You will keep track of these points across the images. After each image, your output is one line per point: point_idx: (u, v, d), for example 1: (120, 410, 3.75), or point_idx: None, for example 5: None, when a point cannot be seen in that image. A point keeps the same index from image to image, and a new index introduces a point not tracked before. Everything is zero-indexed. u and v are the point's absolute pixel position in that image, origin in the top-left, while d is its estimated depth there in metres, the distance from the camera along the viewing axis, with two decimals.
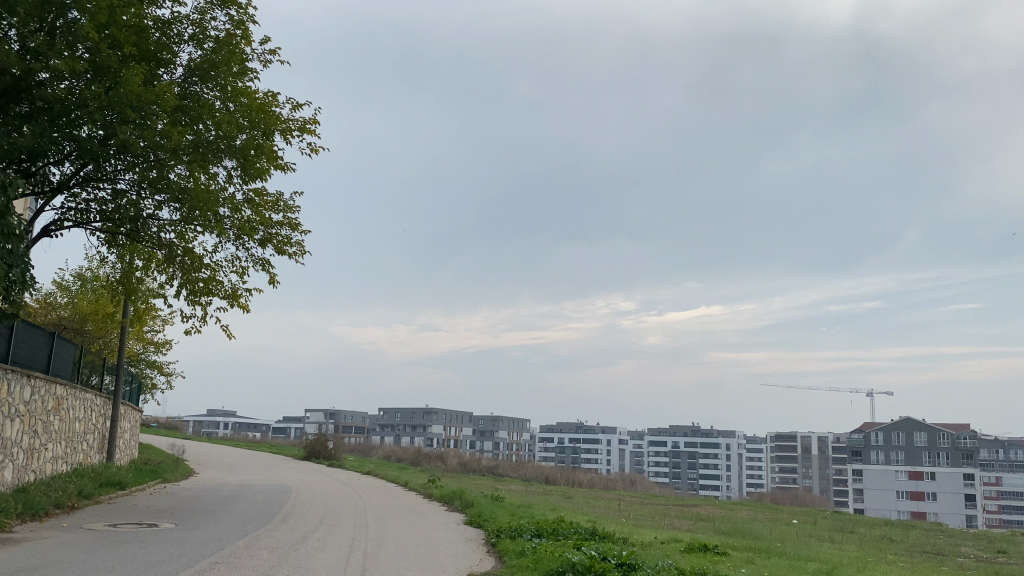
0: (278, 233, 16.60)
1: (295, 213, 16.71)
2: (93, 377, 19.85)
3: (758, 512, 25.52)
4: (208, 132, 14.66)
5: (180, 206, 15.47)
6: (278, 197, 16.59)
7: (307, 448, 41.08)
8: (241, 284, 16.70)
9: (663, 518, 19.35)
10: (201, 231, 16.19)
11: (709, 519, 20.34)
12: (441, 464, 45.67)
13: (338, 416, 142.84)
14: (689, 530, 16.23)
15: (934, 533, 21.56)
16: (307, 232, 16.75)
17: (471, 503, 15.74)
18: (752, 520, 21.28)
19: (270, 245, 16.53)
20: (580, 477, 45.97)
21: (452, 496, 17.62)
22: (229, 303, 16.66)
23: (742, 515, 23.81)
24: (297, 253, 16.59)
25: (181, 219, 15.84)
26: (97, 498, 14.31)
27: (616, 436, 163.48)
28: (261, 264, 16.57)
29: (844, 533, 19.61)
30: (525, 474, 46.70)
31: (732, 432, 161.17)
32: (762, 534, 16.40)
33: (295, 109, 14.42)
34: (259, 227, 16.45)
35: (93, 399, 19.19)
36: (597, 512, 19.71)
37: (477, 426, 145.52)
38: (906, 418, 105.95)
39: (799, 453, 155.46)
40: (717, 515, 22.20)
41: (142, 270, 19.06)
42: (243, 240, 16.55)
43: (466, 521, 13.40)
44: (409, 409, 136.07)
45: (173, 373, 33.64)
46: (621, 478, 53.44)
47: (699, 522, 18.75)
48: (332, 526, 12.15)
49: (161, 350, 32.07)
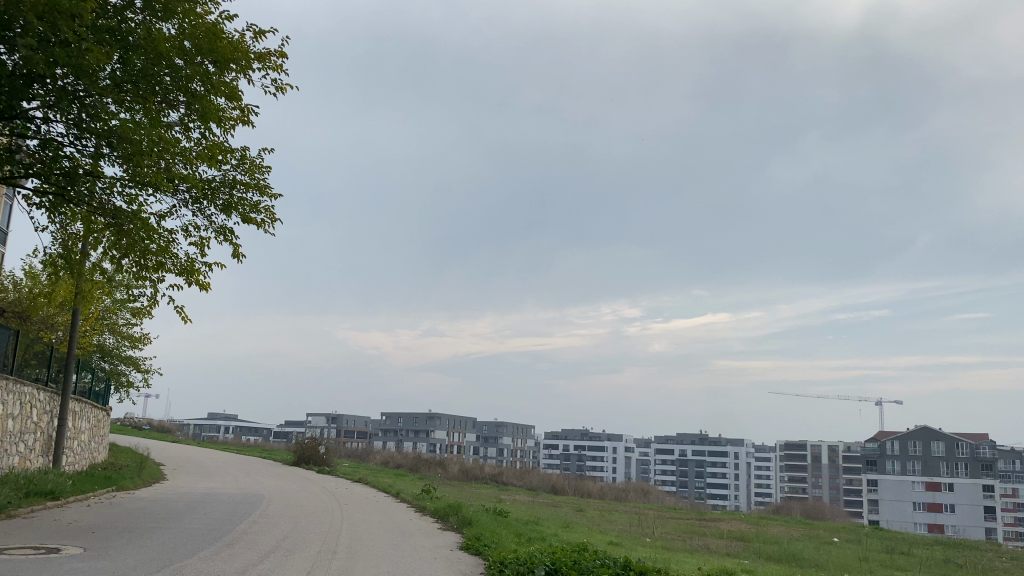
0: (244, 197, 14.06)
1: (264, 173, 14.17)
2: (39, 368, 17.29)
3: (791, 528, 22.87)
4: (153, 63, 12.14)
5: (124, 159, 12.96)
6: (243, 151, 14.00)
7: (297, 453, 38.46)
8: (200, 259, 14.12)
9: (696, 538, 16.66)
10: (153, 191, 13.65)
11: (746, 539, 17.69)
12: (441, 471, 43.11)
13: (340, 421, 140.13)
14: (731, 555, 13.63)
15: (998, 555, 18.86)
16: (279, 196, 14.23)
17: (470, 519, 13.13)
18: (792, 540, 18.64)
19: (236, 212, 13.99)
20: (589, 486, 43.30)
21: (447, 510, 15.00)
22: (187, 282, 14.08)
23: (776, 532, 21.16)
24: (266, 222, 14.09)
25: (128, 176, 13.33)
26: (13, 512, 11.70)
27: (622, 443, 160.53)
28: (222, 234, 14.02)
29: (900, 555, 16.98)
30: (530, 483, 44.02)
31: (740, 441, 158.12)
32: (820, 563, 13.70)
33: (258, 36, 11.92)
34: (222, 190, 13.89)
35: (35, 394, 16.71)
36: (617, 530, 17.08)
37: (482, 432, 143.10)
38: (923, 426, 103.22)
39: (809, 462, 152.45)
40: (751, 533, 19.58)
41: (94, 251, 16.53)
42: (202, 206, 14.00)
43: (461, 544, 10.76)
44: (412, 415, 133.40)
45: (150, 370, 31.22)
46: (634, 488, 50.64)
47: (737, 544, 16.10)
48: (287, 553, 9.42)
49: (136, 345, 29.69)
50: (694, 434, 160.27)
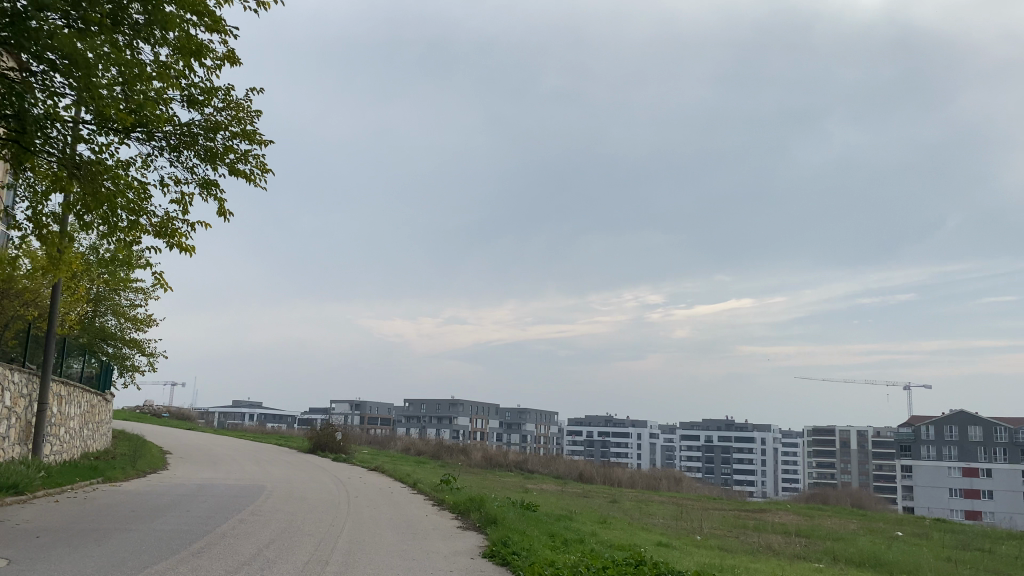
0: (232, 145, 12.19)
1: (253, 117, 12.25)
2: (13, 346, 15.47)
3: (847, 521, 20.79)
4: None
5: (85, 96, 11.16)
6: (227, 89, 12.09)
7: (313, 439, 36.77)
8: (181, 217, 12.28)
9: (752, 536, 14.65)
10: (124, 138, 11.81)
11: (807, 535, 15.65)
12: (465, 459, 41.35)
13: (364, 407, 139.61)
14: (801, 558, 11.58)
15: None
16: (272, 142, 12.36)
17: (494, 517, 11.15)
18: (856, 536, 16.58)
19: (221, 161, 12.13)
20: (618, 474, 41.39)
21: (468, 505, 13.04)
22: (167, 245, 12.27)
23: (833, 525, 19.10)
24: (256, 173, 12.24)
25: (92, 118, 11.52)
26: None
27: (646, 430, 158.38)
28: (205, 187, 12.15)
29: (985, 554, 14.90)
30: (556, 471, 42.20)
31: (767, 427, 155.37)
32: (909, 568, 11.62)
33: None
34: (204, 137, 12.06)
35: (10, 374, 14.89)
36: (661, 526, 15.10)
37: (505, 419, 141.60)
38: (960, 411, 100.43)
39: (838, 448, 149.58)
40: (808, 527, 17.57)
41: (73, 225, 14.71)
42: (182, 156, 12.18)
43: (484, 551, 8.79)
44: (436, 401, 132.35)
45: (156, 354, 29.66)
46: (664, 475, 48.69)
47: (800, 543, 14.07)
48: (264, 565, 7.50)
49: (140, 327, 28.11)
50: (720, 420, 158.00)
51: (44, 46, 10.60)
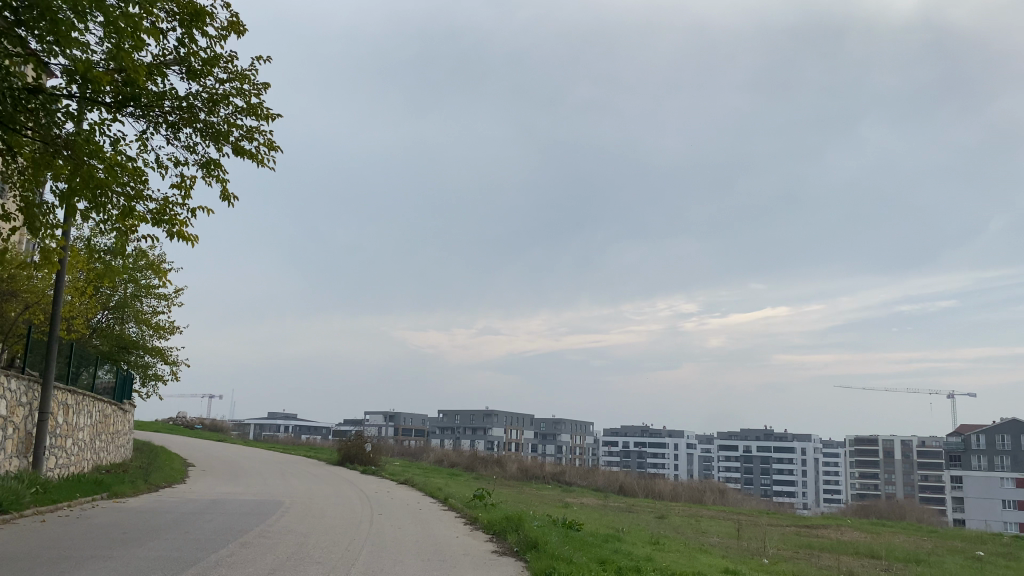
0: (237, 122, 10.93)
1: (259, 89, 10.96)
2: None
3: (919, 539, 18.94)
4: None
5: (70, 64, 9.91)
6: (230, 58, 10.82)
7: (342, 451, 35.45)
8: (181, 203, 11.04)
9: (826, 558, 12.99)
10: (116, 113, 10.55)
11: (886, 557, 13.92)
12: (499, 471, 39.85)
13: (397, 418, 138.70)
14: None
15: None
16: (280, 117, 11.09)
17: (536, 541, 9.66)
18: (939, 558, 14.77)
19: (224, 138, 10.87)
20: (660, 486, 39.52)
21: (504, 524, 11.55)
22: (167, 233, 11.02)
23: (906, 544, 17.32)
24: (264, 151, 10.94)
25: (81, 91, 10.27)
26: None
27: (684, 440, 155.45)
28: (206, 167, 10.86)
29: None
30: (595, 483, 40.48)
31: (809, 437, 151.63)
32: None
33: None
34: (205, 111, 10.78)
35: (6, 379, 13.68)
36: (721, 547, 13.47)
37: (540, 429, 139.73)
38: (1013, 419, 96.36)
39: (882, 458, 145.39)
40: (883, 547, 15.81)
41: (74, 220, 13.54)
42: (183, 134, 10.92)
43: None
44: (469, 411, 131.02)
45: (178, 362, 28.58)
46: (708, 488, 46.64)
47: (883, 567, 12.36)
48: None
49: (161, 334, 27.04)
50: (759, 430, 154.54)
51: (22, 5, 9.35)
